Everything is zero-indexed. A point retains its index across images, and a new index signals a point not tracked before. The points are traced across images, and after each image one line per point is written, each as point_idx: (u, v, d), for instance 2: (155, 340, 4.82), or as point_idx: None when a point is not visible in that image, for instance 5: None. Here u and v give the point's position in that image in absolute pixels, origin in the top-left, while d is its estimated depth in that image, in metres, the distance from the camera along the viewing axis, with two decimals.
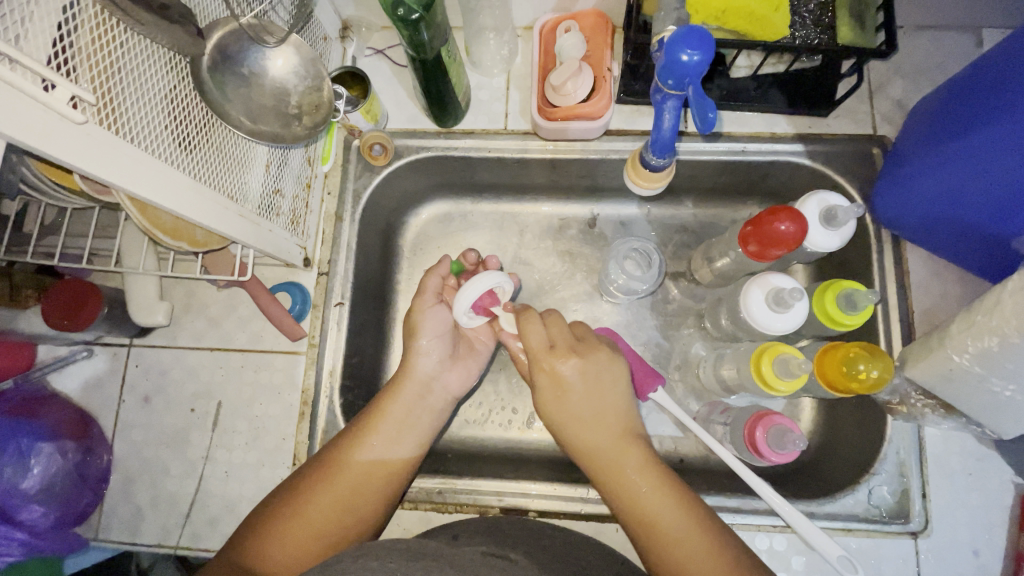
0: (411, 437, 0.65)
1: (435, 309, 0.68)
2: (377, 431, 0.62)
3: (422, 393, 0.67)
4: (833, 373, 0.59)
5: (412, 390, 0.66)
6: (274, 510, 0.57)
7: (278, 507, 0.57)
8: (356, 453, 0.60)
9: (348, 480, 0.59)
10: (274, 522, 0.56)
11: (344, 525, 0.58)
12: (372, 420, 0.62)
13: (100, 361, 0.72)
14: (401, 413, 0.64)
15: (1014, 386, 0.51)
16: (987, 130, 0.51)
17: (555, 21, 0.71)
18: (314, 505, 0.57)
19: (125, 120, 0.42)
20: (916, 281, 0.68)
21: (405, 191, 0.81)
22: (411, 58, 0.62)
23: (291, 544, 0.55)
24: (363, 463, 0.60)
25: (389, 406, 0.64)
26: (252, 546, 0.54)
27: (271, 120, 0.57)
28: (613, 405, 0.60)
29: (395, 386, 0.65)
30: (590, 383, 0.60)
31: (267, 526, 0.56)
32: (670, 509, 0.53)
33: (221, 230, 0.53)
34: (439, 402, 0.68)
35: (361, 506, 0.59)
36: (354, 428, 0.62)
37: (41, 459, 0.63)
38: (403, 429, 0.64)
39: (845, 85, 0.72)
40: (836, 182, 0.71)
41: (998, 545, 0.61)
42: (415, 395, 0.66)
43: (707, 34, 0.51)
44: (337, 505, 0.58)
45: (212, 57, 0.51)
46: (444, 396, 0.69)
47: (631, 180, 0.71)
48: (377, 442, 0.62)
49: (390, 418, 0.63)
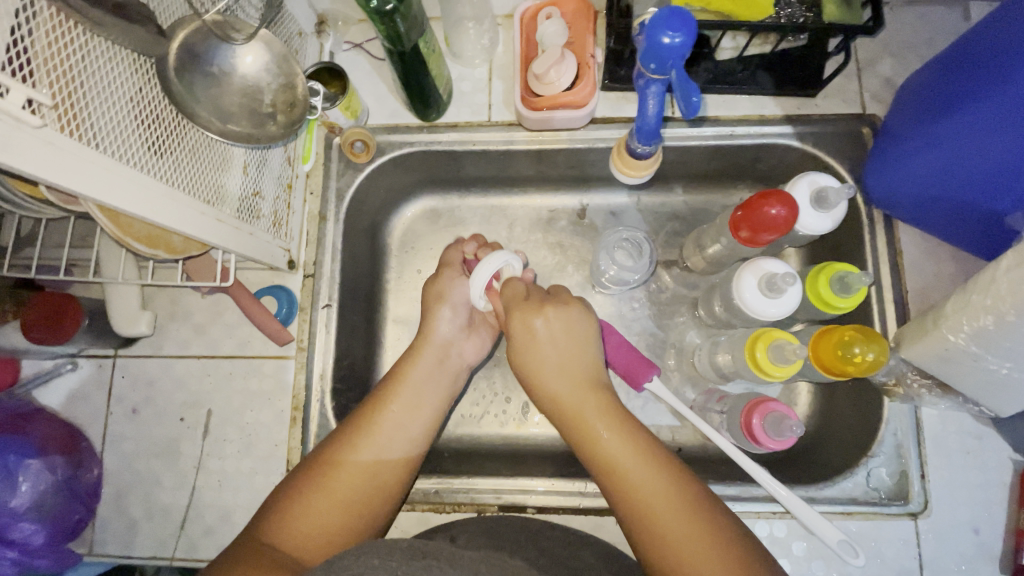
0: (429, 410, 0.64)
1: (459, 280, 0.71)
2: (396, 401, 0.62)
3: (443, 358, 0.67)
4: (828, 357, 0.58)
5: (431, 357, 0.66)
6: (293, 489, 0.55)
7: (297, 487, 0.55)
8: (379, 433, 0.60)
9: (369, 458, 0.58)
10: (297, 498, 0.55)
11: (368, 503, 0.57)
12: (397, 385, 0.63)
13: (85, 374, 0.70)
14: (422, 378, 0.65)
15: (1011, 363, 0.51)
16: (979, 105, 0.50)
17: (536, 9, 0.70)
18: (336, 480, 0.56)
19: (87, 118, 0.40)
20: (909, 261, 0.67)
21: (390, 188, 0.79)
22: (389, 51, 0.60)
23: (320, 520, 0.54)
24: (387, 437, 0.60)
25: (409, 371, 0.65)
26: (274, 527, 0.52)
27: (244, 120, 0.55)
28: (581, 353, 0.61)
29: (416, 351, 0.67)
30: (563, 330, 0.61)
31: (290, 503, 0.54)
32: (649, 481, 0.51)
33: (197, 236, 0.51)
34: (456, 370, 0.69)
35: (381, 485, 0.59)
36: (374, 401, 0.62)
37: (29, 476, 0.62)
38: (421, 397, 0.64)
39: (832, 64, 0.71)
40: (826, 163, 0.70)
41: (998, 522, 0.61)
42: (433, 361, 0.66)
43: (690, 16, 0.50)
44: (359, 481, 0.57)
45: (179, 57, 0.49)
46: (461, 363, 0.70)
47: (618, 169, 0.69)
48: (398, 413, 0.62)
49: (411, 383, 0.64)
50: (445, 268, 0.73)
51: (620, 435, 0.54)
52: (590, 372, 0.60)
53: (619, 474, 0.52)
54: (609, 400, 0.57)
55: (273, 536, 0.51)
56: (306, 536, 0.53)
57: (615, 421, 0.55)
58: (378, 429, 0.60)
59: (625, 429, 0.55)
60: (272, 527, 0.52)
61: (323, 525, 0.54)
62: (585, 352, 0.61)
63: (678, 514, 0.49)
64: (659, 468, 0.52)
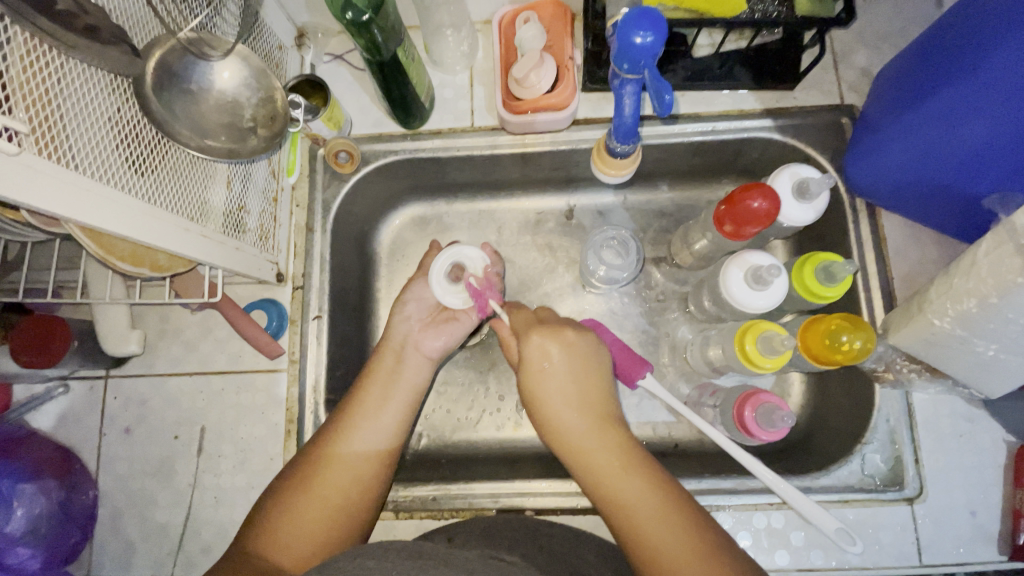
0: (396, 409, 0.64)
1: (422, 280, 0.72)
2: (366, 402, 0.62)
3: (400, 355, 0.67)
4: (816, 347, 0.59)
5: (389, 357, 0.67)
6: (281, 498, 0.55)
7: (286, 494, 0.56)
8: (356, 434, 0.60)
9: (352, 458, 0.59)
10: (286, 501, 0.55)
11: (354, 500, 0.57)
12: (360, 388, 0.64)
13: (76, 397, 0.70)
14: (386, 379, 0.65)
15: (997, 345, 0.52)
16: (953, 90, 0.50)
17: (513, 14, 0.71)
18: (317, 486, 0.56)
19: (64, 140, 0.40)
20: (893, 248, 0.68)
21: (376, 197, 0.79)
22: (368, 61, 0.60)
23: (303, 525, 0.54)
24: (365, 438, 0.60)
25: (379, 376, 0.65)
26: (260, 536, 0.53)
27: (224, 136, 0.55)
28: (589, 383, 0.57)
29: (377, 354, 0.68)
30: (569, 363, 0.58)
31: (280, 511, 0.54)
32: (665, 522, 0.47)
33: (183, 254, 0.51)
34: (418, 366, 0.67)
35: (360, 482, 0.58)
36: (347, 404, 0.63)
37: (23, 501, 0.61)
38: (390, 396, 0.64)
39: (809, 56, 0.72)
40: (808, 155, 0.71)
41: (995, 504, 0.61)
42: (392, 359, 0.67)
43: (660, 15, 0.51)
44: (340, 484, 0.57)
45: (156, 76, 0.49)
46: (422, 357, 0.68)
47: (599, 169, 0.70)
48: (373, 415, 0.62)
49: (375, 384, 0.64)
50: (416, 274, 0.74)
51: (637, 471, 0.51)
52: (599, 401, 0.57)
53: (637, 520, 0.48)
54: (615, 430, 0.55)
55: (259, 547, 0.52)
56: (290, 538, 0.53)
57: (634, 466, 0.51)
58: (349, 430, 0.60)
59: (645, 472, 0.51)
60: (262, 537, 0.53)
61: (313, 529, 0.54)
62: (601, 386, 0.58)
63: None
64: (681, 515, 0.48)
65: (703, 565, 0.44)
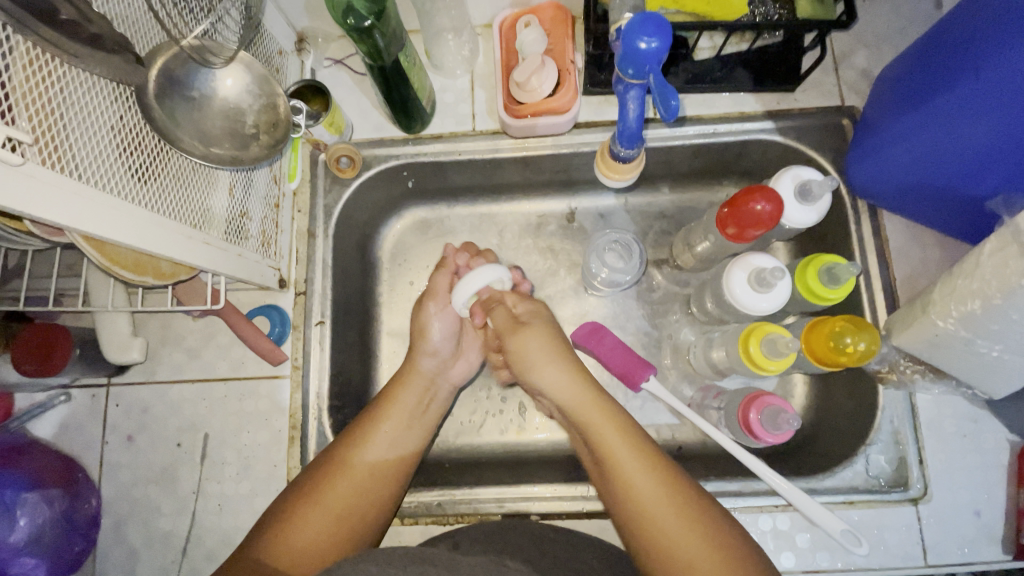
0: (418, 432, 0.65)
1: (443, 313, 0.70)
2: (388, 422, 0.62)
3: (428, 387, 0.68)
4: (821, 350, 0.59)
5: (419, 384, 0.66)
6: (289, 507, 0.55)
7: (292, 502, 0.55)
8: (370, 452, 0.60)
9: (360, 476, 0.58)
10: (293, 512, 0.55)
11: (358, 514, 0.57)
12: (385, 408, 0.63)
13: (78, 405, 0.69)
14: (411, 403, 0.65)
15: (1001, 346, 0.52)
16: (955, 93, 0.50)
17: (514, 17, 0.71)
18: (329, 495, 0.56)
19: (66, 149, 0.39)
20: (895, 249, 0.68)
21: (378, 202, 0.79)
22: (370, 66, 0.60)
23: (311, 536, 0.54)
24: (376, 453, 0.60)
25: (399, 395, 0.64)
26: (266, 542, 0.53)
27: (227, 143, 0.55)
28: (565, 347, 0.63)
29: (403, 378, 0.66)
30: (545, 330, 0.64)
31: (285, 515, 0.54)
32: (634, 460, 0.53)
33: (186, 261, 0.51)
34: (444, 394, 0.70)
35: (373, 495, 0.59)
36: (366, 419, 0.62)
37: (26, 510, 0.61)
38: (413, 419, 0.65)
39: (809, 58, 0.72)
40: (809, 156, 0.71)
41: (999, 504, 0.61)
42: (421, 389, 0.66)
43: (664, 20, 0.51)
44: (349, 495, 0.57)
45: (158, 83, 0.49)
46: (448, 385, 0.71)
47: (604, 174, 0.70)
48: (391, 430, 0.62)
49: (400, 407, 0.64)
50: (430, 297, 0.71)
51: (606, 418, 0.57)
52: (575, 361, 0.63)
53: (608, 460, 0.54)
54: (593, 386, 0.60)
55: (266, 553, 0.52)
56: (295, 548, 0.53)
57: (618, 426, 0.55)
58: (367, 448, 0.60)
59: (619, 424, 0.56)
60: (267, 542, 0.53)
61: (319, 538, 0.54)
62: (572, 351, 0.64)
63: (675, 514, 0.49)
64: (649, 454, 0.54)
65: (664, 496, 0.50)
